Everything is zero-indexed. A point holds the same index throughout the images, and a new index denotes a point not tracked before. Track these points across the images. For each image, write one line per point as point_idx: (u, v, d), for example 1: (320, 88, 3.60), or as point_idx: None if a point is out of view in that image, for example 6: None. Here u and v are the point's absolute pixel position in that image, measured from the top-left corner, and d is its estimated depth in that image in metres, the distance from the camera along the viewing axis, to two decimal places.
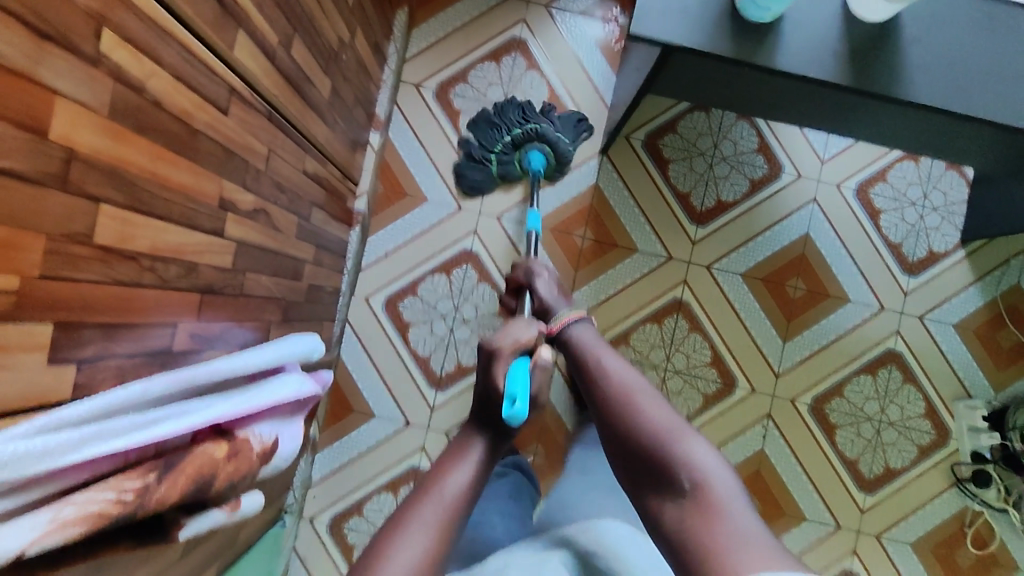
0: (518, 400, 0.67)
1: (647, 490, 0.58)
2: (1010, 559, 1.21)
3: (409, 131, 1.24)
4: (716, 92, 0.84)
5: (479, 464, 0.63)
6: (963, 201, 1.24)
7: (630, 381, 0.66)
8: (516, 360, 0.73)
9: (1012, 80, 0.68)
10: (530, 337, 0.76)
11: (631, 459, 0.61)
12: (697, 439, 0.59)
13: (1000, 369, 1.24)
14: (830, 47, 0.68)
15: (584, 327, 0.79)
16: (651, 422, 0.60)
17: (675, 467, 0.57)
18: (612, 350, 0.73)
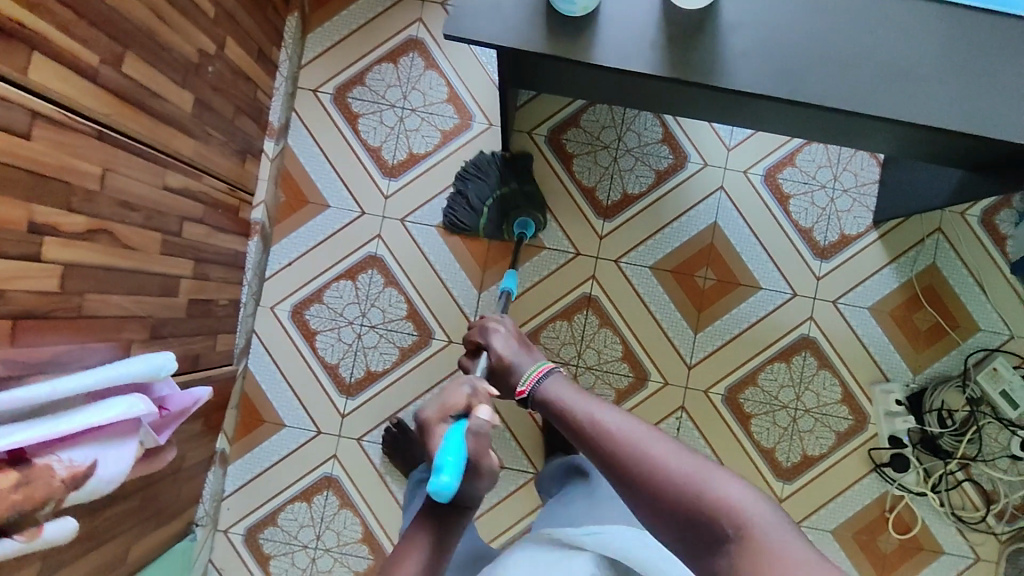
0: (446, 470, 0.56)
1: (693, 549, 0.48)
2: (933, 542, 1.20)
3: (309, 137, 1.23)
4: (570, 86, 0.83)
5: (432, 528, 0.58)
6: (874, 180, 1.22)
7: (623, 425, 0.55)
8: (452, 425, 0.62)
9: (839, 64, 0.66)
10: (467, 398, 0.63)
11: (665, 525, 0.49)
12: (719, 470, 0.49)
13: (918, 351, 1.22)
14: (647, 40, 0.67)
15: (554, 381, 0.67)
16: (664, 467, 0.50)
17: (717, 520, 0.46)
18: (588, 395, 0.61)
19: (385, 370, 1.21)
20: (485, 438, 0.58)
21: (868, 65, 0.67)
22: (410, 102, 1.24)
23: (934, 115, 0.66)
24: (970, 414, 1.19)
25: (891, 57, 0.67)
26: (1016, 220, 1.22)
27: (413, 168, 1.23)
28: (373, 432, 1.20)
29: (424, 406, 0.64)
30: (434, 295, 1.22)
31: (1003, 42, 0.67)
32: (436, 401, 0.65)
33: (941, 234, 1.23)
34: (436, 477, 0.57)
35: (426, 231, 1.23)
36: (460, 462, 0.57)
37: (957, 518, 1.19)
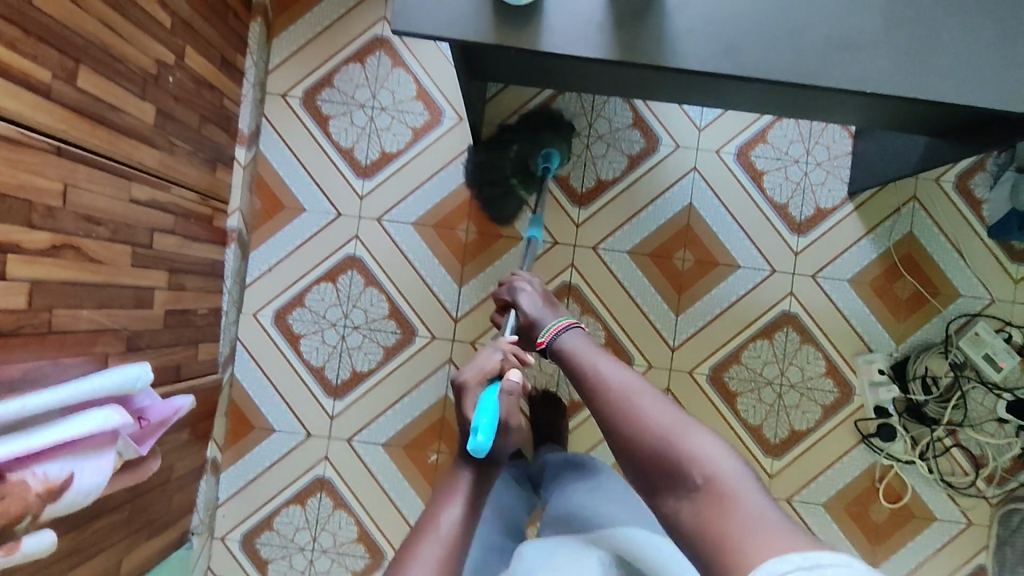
0: (482, 431, 0.69)
1: (657, 484, 0.53)
2: (924, 510, 1.20)
3: (281, 142, 1.23)
4: (524, 64, 0.84)
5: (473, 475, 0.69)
6: (847, 152, 1.22)
7: (628, 381, 0.61)
8: (486, 389, 0.74)
9: (784, 39, 0.67)
10: (499, 362, 0.76)
11: (639, 467, 0.55)
12: (700, 428, 0.54)
13: (900, 320, 1.21)
14: (595, 25, 0.67)
15: (574, 335, 0.76)
16: (652, 419, 0.56)
17: (685, 465, 0.52)
18: (606, 354, 0.68)
19: (371, 370, 1.21)
20: (514, 396, 0.75)
21: (813, 38, 0.67)
22: (379, 101, 1.24)
23: (880, 84, 0.67)
24: (955, 380, 1.18)
25: (836, 28, 0.67)
26: (991, 183, 1.23)
27: (387, 166, 1.23)
28: (362, 432, 1.20)
29: (461, 372, 0.76)
30: (415, 292, 1.22)
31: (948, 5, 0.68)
32: (470, 367, 0.77)
33: (917, 202, 1.23)
34: (473, 436, 0.69)
35: (404, 229, 1.23)
36: (493, 422, 0.70)
37: (947, 484, 1.20)
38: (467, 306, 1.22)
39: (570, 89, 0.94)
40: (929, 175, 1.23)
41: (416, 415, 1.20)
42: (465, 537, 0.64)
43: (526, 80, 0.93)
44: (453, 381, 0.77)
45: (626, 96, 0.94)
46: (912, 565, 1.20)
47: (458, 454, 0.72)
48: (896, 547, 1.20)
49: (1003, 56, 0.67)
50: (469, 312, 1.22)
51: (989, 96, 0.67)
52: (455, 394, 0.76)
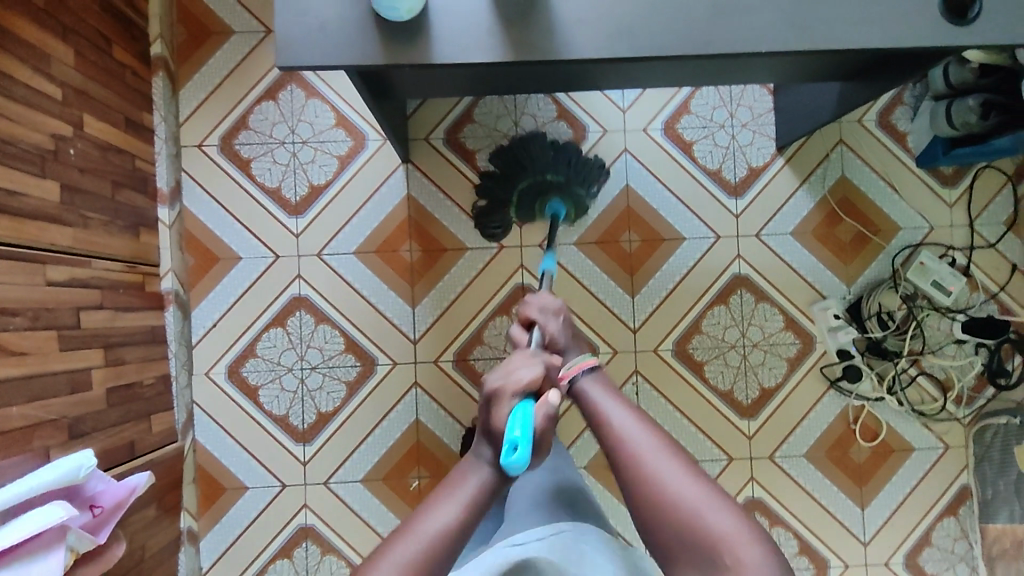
0: (519, 447, 0.56)
1: (677, 559, 0.57)
2: (902, 442, 1.23)
3: (204, 194, 1.19)
4: (432, 72, 0.82)
5: (487, 480, 0.57)
6: (770, 108, 1.23)
7: (649, 440, 0.61)
8: (522, 403, 0.59)
9: (671, 11, 0.67)
10: (539, 372, 0.61)
11: (660, 534, 0.58)
12: (717, 498, 0.57)
13: (849, 263, 1.23)
14: (484, 27, 0.66)
15: (596, 377, 0.72)
16: (672, 485, 0.57)
17: (706, 540, 0.55)
18: (617, 392, 0.68)
19: (337, 409, 1.19)
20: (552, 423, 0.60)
21: (703, 5, 0.67)
22: (299, 135, 1.21)
23: (775, 41, 0.67)
24: (909, 311, 1.21)
25: None
26: (912, 115, 1.24)
27: (317, 200, 1.20)
28: (338, 472, 1.19)
29: (490, 374, 0.60)
30: (368, 322, 1.20)
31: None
32: (502, 370, 0.61)
33: (844, 144, 1.24)
34: (509, 451, 0.57)
35: (345, 260, 1.20)
36: (529, 438, 0.57)
37: (920, 413, 1.22)
38: (423, 326, 1.21)
39: (489, 92, 0.92)
40: (852, 117, 1.24)
41: (391, 443, 1.20)
42: (456, 545, 0.55)
43: (436, 88, 0.91)
44: (485, 379, 0.60)
45: (545, 90, 0.92)
46: (899, 497, 1.22)
47: (478, 455, 0.58)
48: (881, 482, 1.22)
49: None
50: (427, 331, 1.21)
51: (881, 37, 0.68)
52: (487, 394, 0.60)
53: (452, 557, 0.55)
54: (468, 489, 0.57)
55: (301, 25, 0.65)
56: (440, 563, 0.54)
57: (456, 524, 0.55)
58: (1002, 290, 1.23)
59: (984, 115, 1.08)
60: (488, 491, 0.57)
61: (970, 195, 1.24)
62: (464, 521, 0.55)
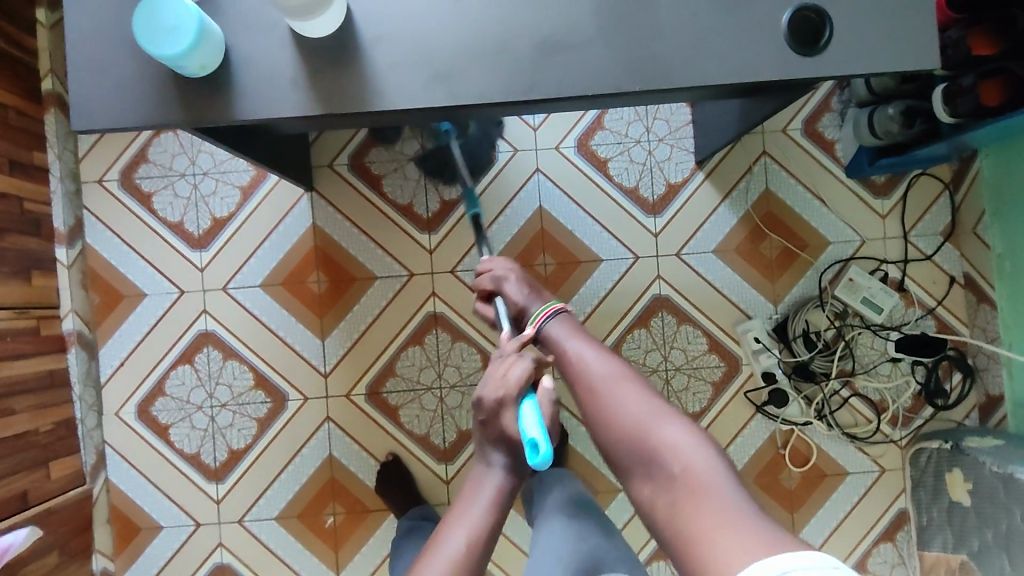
0: (540, 446, 0.63)
1: (628, 465, 0.62)
2: (836, 466, 1.17)
3: (107, 231, 1.17)
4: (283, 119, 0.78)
5: (501, 482, 0.72)
6: (687, 121, 1.18)
7: (598, 367, 0.69)
8: (525, 399, 0.70)
9: (491, 54, 0.62)
10: (529, 366, 0.72)
11: (616, 452, 0.63)
12: (667, 415, 0.62)
13: (774, 281, 1.17)
14: (289, 77, 0.62)
15: (561, 322, 0.77)
16: (624, 407, 0.64)
17: (642, 437, 0.61)
18: (592, 340, 0.73)
19: (248, 446, 1.17)
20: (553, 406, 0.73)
21: (526, 45, 0.62)
22: (200, 166, 1.18)
23: (605, 82, 0.62)
24: (839, 330, 1.15)
25: (545, 27, 0.62)
26: (840, 121, 1.18)
27: (221, 233, 1.17)
28: (253, 509, 1.16)
29: (488, 389, 0.72)
30: (277, 357, 1.17)
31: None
32: (496, 379, 0.72)
33: (768, 156, 1.18)
34: (534, 450, 0.64)
35: (251, 293, 1.17)
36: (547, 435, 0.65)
37: (851, 436, 1.16)
38: (334, 358, 1.17)
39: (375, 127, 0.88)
40: (776, 126, 1.19)
41: (304, 480, 1.17)
42: (475, 548, 0.68)
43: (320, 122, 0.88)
44: (483, 391, 0.72)
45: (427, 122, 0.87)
46: (834, 523, 1.16)
47: (489, 446, 0.73)
48: (816, 509, 1.16)
49: (725, 23, 0.62)
50: (337, 363, 1.17)
51: (721, 73, 0.62)
52: (493, 404, 0.71)
53: (483, 551, 0.68)
54: (486, 495, 0.71)
55: (97, 85, 0.61)
56: (474, 560, 0.67)
57: (475, 532, 0.69)
58: (940, 304, 1.17)
59: (906, 123, 1.02)
60: (502, 491, 0.72)
61: (904, 205, 1.17)
62: (489, 519, 0.70)
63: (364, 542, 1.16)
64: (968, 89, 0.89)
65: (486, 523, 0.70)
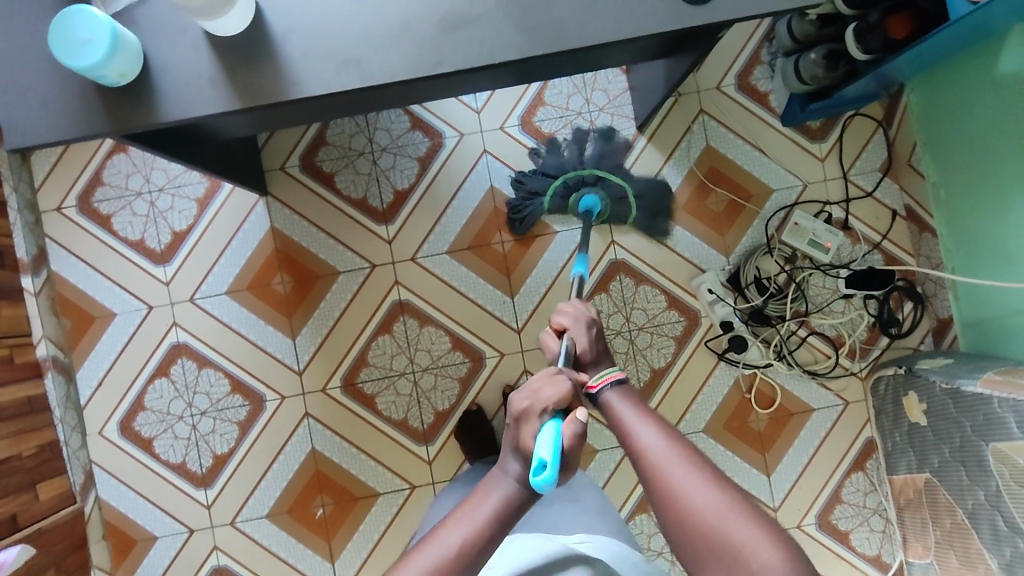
0: (549, 466, 0.58)
1: (694, 556, 0.55)
2: (800, 404, 1.21)
3: (72, 257, 1.20)
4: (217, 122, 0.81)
5: (513, 493, 0.60)
6: (624, 88, 1.22)
7: (670, 458, 0.61)
8: (551, 420, 0.63)
9: (395, 33, 0.65)
10: (564, 390, 0.65)
11: (684, 544, 0.56)
12: (740, 508, 0.55)
13: (723, 233, 1.21)
14: (208, 76, 0.65)
15: (618, 389, 0.75)
16: (693, 495, 0.57)
17: (709, 524, 0.55)
18: (661, 423, 0.67)
19: (231, 450, 1.19)
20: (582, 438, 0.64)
21: (429, 22, 0.65)
22: (154, 183, 1.20)
23: (508, 49, 0.65)
24: (790, 274, 1.19)
25: (444, 3, 0.65)
26: (771, 74, 1.22)
27: (182, 246, 1.20)
28: (243, 510, 1.18)
29: (517, 398, 0.65)
30: (251, 360, 1.19)
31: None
32: (527, 392, 0.65)
33: (705, 114, 1.22)
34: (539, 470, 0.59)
35: (218, 301, 1.20)
36: (558, 458, 0.59)
37: (812, 373, 1.20)
38: (306, 356, 1.19)
39: (313, 119, 0.87)
40: (709, 84, 1.22)
41: (290, 477, 1.18)
42: (475, 548, 0.56)
43: (261, 123, 0.88)
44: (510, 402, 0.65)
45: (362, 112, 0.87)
46: (804, 460, 1.20)
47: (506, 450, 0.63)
48: (786, 447, 1.21)
49: None
50: (310, 360, 1.19)
51: (617, 30, 0.65)
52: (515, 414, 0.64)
53: (484, 557, 0.57)
54: (493, 501, 0.59)
55: (27, 104, 0.64)
56: (469, 565, 0.55)
57: (471, 535, 0.56)
58: (884, 238, 1.21)
59: (831, 67, 1.04)
60: (514, 503, 0.60)
61: (840, 146, 1.22)
62: (494, 524, 0.58)
63: (354, 530, 1.18)
64: (875, 24, 0.95)
65: (490, 526, 0.58)
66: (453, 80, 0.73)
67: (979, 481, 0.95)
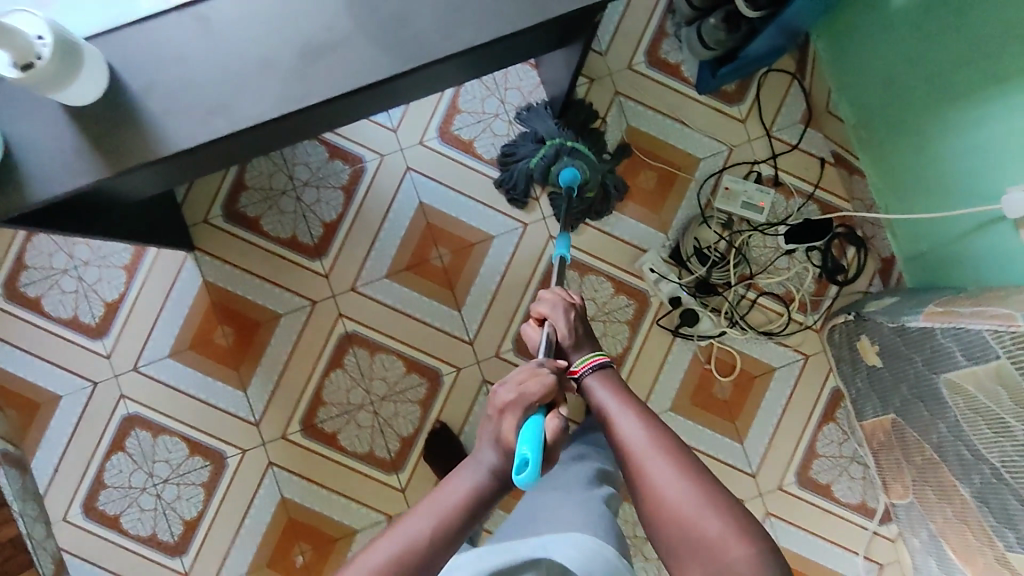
0: (530, 464, 0.64)
1: (672, 545, 0.64)
2: (761, 366, 1.21)
3: (6, 346, 1.16)
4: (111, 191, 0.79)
5: (482, 481, 0.66)
6: (537, 83, 1.19)
7: (646, 443, 0.71)
8: (531, 420, 0.68)
9: (257, 73, 0.63)
10: (548, 386, 0.71)
11: (663, 532, 0.65)
12: (712, 506, 0.64)
13: (658, 210, 1.20)
14: (73, 149, 0.62)
15: (601, 380, 0.82)
16: (671, 492, 0.65)
17: (684, 517, 0.64)
18: (640, 415, 0.75)
19: (200, 512, 1.16)
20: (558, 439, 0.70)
21: (290, 54, 0.63)
22: (79, 258, 1.17)
23: (375, 71, 0.63)
24: (729, 240, 1.19)
25: (302, 36, 0.63)
26: (679, 44, 1.20)
27: (117, 316, 1.17)
28: (222, 571, 1.16)
29: (502, 393, 0.70)
30: (206, 419, 1.17)
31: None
32: (514, 388, 0.71)
33: (621, 95, 1.20)
34: (520, 467, 0.64)
35: (163, 365, 1.17)
36: (538, 456, 0.65)
37: (767, 333, 1.20)
38: (261, 405, 1.17)
39: (210, 169, 0.85)
40: (621, 65, 1.21)
41: (264, 529, 1.16)
42: (439, 533, 0.62)
43: (160, 182, 0.86)
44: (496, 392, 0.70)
45: (257, 153, 0.84)
46: (774, 420, 1.20)
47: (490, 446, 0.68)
48: (754, 410, 1.20)
49: None
50: (265, 409, 1.17)
51: (482, 32, 0.63)
52: (502, 405, 0.70)
53: (443, 546, 0.62)
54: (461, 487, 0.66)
55: None
56: (426, 555, 0.61)
57: (431, 527, 0.62)
58: (817, 187, 1.21)
59: (731, 29, 1.05)
60: (480, 488, 0.66)
61: (759, 105, 1.21)
62: (461, 506, 0.64)
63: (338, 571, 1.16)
64: None
65: (454, 515, 0.64)
66: (333, 109, 0.71)
67: (939, 414, 0.95)
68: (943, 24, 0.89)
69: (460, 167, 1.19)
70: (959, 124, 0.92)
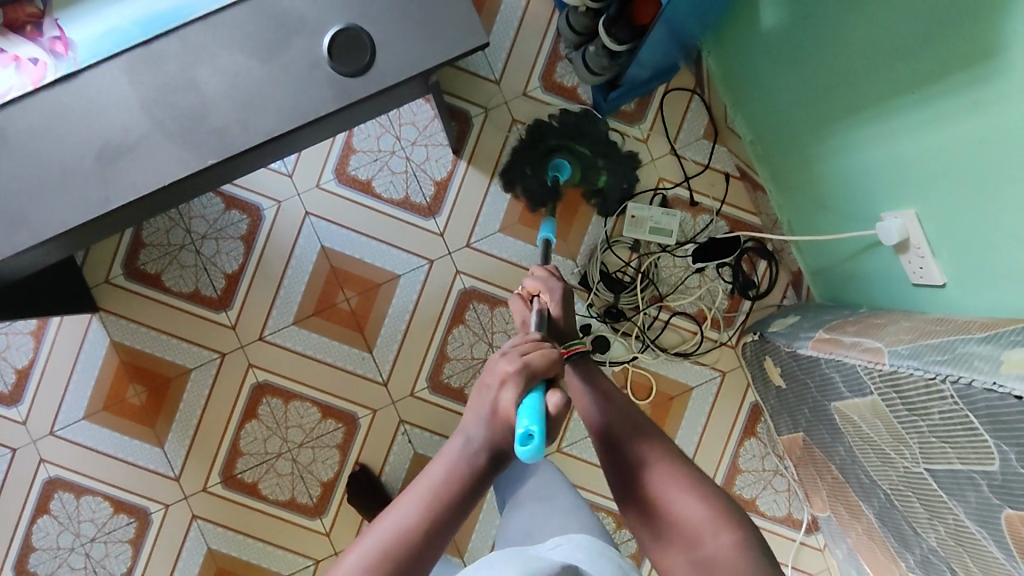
0: (537, 437, 0.50)
1: (652, 532, 0.59)
2: (679, 386, 1.20)
3: None
4: None
5: (475, 464, 0.53)
6: (432, 117, 1.18)
7: (625, 428, 0.64)
8: (536, 390, 0.54)
9: (56, 180, 0.61)
10: (553, 355, 0.57)
11: (644, 515, 0.60)
12: (694, 490, 0.58)
13: (565, 237, 1.19)
14: None
15: (582, 362, 0.71)
16: (650, 478, 0.60)
17: (669, 503, 0.58)
18: (618, 398, 0.67)
19: (130, 568, 1.18)
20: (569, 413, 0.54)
21: (89, 160, 0.61)
22: None
23: (175, 170, 0.61)
24: (637, 264, 1.17)
25: (99, 138, 0.61)
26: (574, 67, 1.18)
27: (29, 382, 1.17)
28: None
29: (501, 361, 0.56)
30: (127, 477, 1.17)
31: (202, 49, 0.61)
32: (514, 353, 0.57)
33: (520, 123, 1.18)
34: (526, 439, 0.50)
35: (80, 427, 1.17)
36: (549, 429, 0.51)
37: (681, 354, 1.19)
38: (180, 460, 1.18)
39: None
40: (516, 92, 1.18)
41: None
42: (430, 534, 0.52)
43: None
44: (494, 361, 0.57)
45: None
46: (696, 439, 1.20)
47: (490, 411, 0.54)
48: (675, 430, 1.20)
49: (270, 73, 0.61)
50: (184, 463, 1.17)
51: (282, 121, 0.61)
52: (507, 369, 0.55)
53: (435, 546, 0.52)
54: (452, 473, 0.53)
55: None
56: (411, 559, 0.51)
57: (422, 523, 0.52)
58: (723, 203, 1.19)
59: (613, 56, 1.01)
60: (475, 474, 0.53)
61: (659, 125, 1.19)
62: (453, 495, 0.53)
63: None
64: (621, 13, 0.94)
65: (448, 504, 0.53)
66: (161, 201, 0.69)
67: (837, 437, 0.94)
68: (808, 47, 0.85)
69: (360, 208, 1.17)
70: (835, 147, 0.89)
